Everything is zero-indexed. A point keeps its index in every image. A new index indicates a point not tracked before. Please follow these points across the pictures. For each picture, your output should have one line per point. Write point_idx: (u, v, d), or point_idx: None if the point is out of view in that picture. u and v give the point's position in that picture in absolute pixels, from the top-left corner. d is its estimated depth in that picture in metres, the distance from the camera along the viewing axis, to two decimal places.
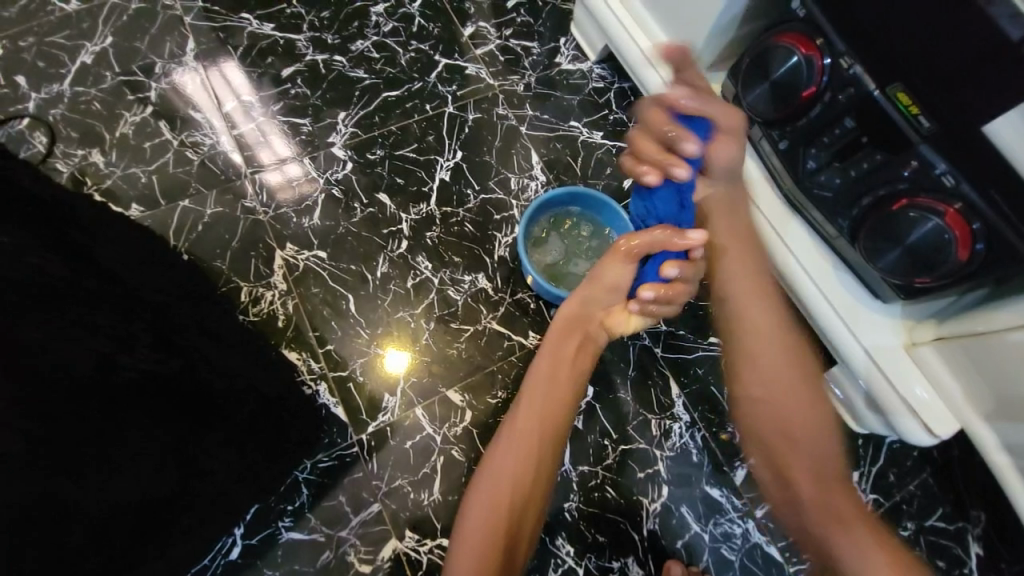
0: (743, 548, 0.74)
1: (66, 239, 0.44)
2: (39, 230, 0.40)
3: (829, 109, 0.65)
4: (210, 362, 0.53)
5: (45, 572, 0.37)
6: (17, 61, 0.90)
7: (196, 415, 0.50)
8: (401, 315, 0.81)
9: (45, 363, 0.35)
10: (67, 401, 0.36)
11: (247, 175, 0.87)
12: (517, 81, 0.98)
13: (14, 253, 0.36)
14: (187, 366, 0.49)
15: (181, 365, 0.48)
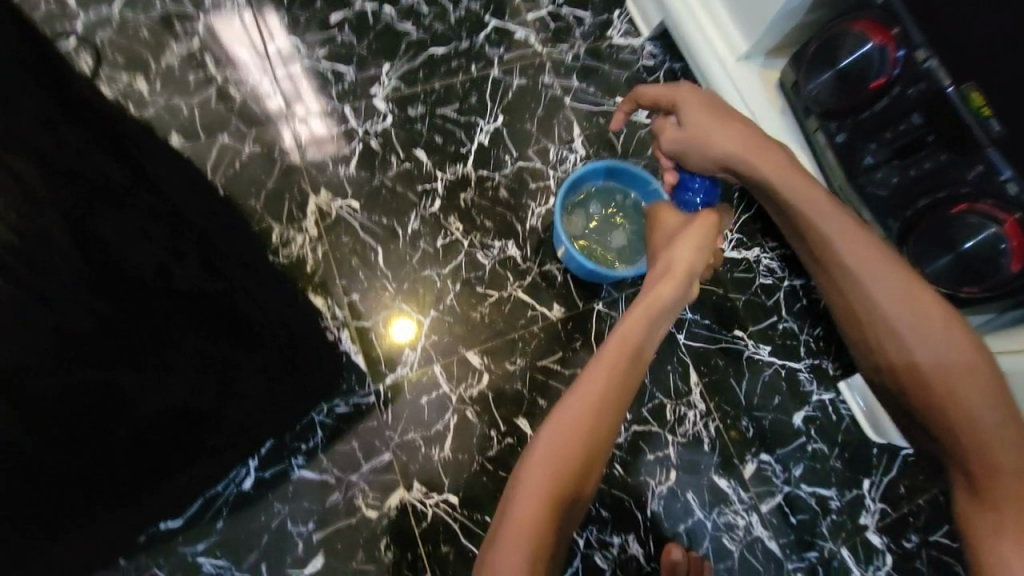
0: (745, 540, 0.74)
1: (124, 150, 0.44)
2: (103, 135, 0.40)
3: (897, 104, 0.62)
4: (248, 292, 0.54)
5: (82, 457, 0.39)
6: None
7: (234, 339, 0.51)
8: (428, 273, 0.81)
9: (108, 260, 0.36)
10: (125, 304, 0.37)
11: (287, 118, 0.87)
12: (567, 51, 0.96)
13: (79, 153, 0.36)
14: (228, 290, 0.50)
15: (222, 288, 0.49)
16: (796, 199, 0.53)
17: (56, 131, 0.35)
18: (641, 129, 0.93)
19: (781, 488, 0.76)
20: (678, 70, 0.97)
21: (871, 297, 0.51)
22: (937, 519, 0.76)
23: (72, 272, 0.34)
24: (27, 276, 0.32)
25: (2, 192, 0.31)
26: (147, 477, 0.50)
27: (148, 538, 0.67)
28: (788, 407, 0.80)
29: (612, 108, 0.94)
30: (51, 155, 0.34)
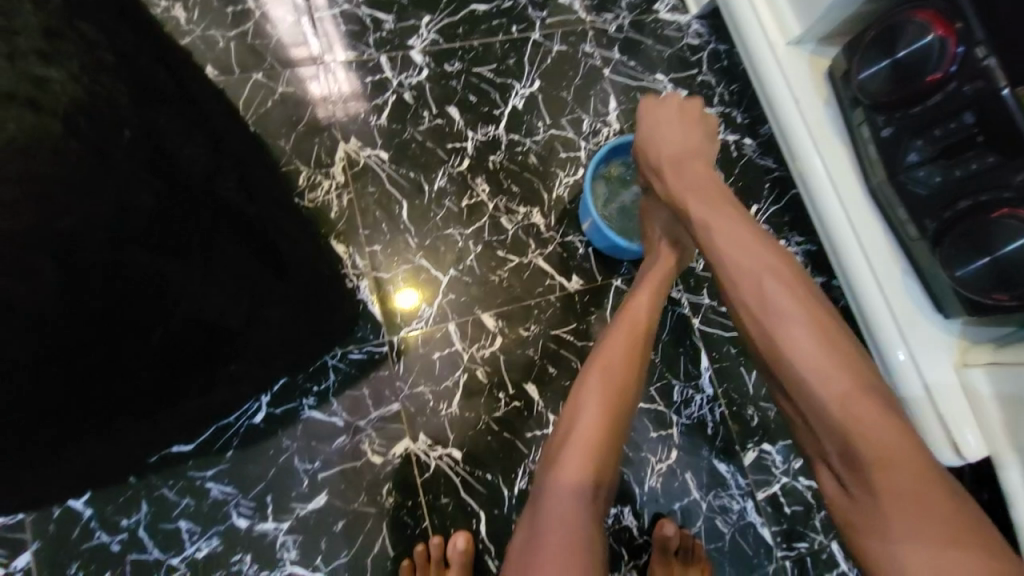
0: (737, 524, 0.76)
1: (171, 62, 0.44)
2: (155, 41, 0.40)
3: (951, 100, 0.60)
4: (279, 224, 0.54)
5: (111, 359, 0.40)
6: None
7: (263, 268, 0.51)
8: (451, 232, 0.80)
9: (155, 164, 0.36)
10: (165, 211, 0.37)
11: (322, 62, 0.85)
12: (611, 21, 0.93)
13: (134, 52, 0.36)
14: (261, 217, 0.50)
15: (256, 214, 0.49)
16: (692, 218, 0.60)
17: (112, 24, 0.34)
18: None
19: (779, 478, 0.77)
20: (723, 52, 0.95)
21: (772, 306, 0.52)
22: None
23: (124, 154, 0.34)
24: (84, 156, 0.31)
25: (62, 54, 0.31)
26: (169, 393, 0.52)
27: (159, 460, 0.68)
28: None
29: (651, 84, 0.92)
30: (110, 46, 0.33)
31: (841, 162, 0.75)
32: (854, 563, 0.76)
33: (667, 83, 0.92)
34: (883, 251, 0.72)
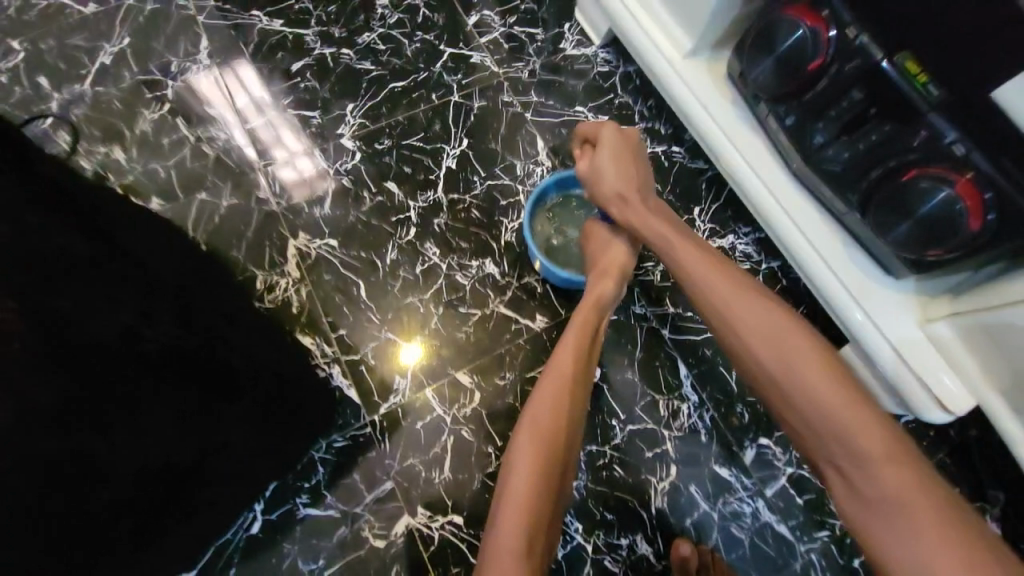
0: (753, 527, 0.74)
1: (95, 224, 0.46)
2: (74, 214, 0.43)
3: (836, 81, 0.64)
4: (230, 343, 0.57)
5: (64, 525, 0.41)
6: (43, 64, 0.94)
7: (215, 391, 0.53)
8: (411, 300, 0.82)
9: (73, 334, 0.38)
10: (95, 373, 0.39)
11: (260, 169, 0.90)
12: (523, 69, 0.99)
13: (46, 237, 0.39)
14: (205, 345, 0.52)
15: (199, 343, 0.51)
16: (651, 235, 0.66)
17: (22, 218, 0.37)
18: None
19: (783, 470, 0.77)
20: (633, 72, 1.00)
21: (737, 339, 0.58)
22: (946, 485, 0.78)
23: (23, 351, 0.34)
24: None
25: None
26: (151, 533, 0.52)
27: None
28: None
29: (573, 117, 0.96)
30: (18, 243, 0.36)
31: (761, 152, 0.79)
32: None
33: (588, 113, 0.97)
34: (821, 228, 0.75)
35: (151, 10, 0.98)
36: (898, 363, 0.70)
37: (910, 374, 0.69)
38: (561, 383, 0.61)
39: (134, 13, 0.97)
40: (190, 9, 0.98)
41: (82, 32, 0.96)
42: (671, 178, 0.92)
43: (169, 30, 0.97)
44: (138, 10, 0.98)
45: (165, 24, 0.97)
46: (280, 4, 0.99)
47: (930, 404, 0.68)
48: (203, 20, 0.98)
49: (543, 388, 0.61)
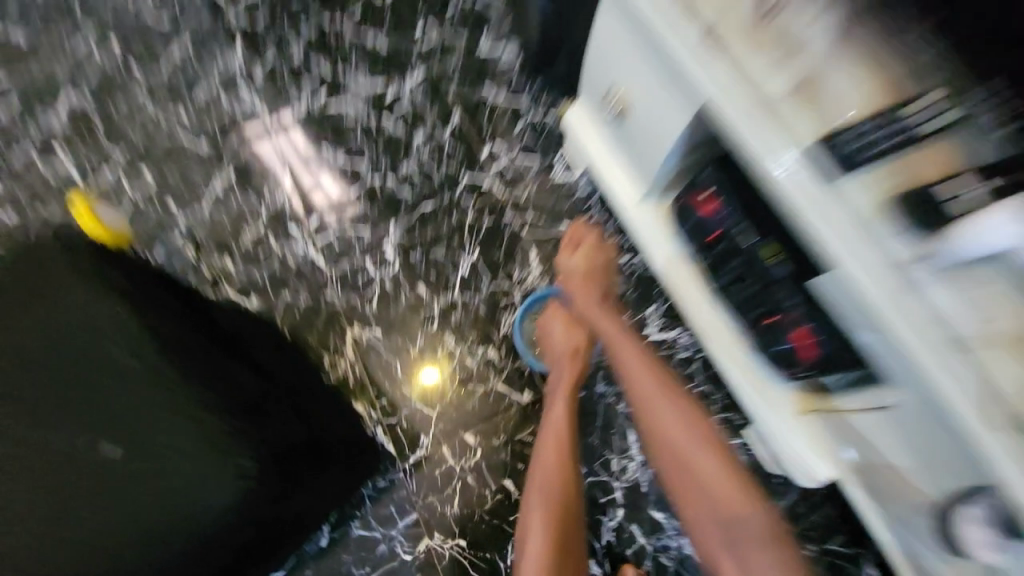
0: (678, 557, 1.01)
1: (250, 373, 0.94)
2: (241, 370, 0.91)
3: (729, 245, 0.90)
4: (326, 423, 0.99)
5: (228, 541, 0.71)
6: (174, 192, 1.31)
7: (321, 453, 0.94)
8: (433, 377, 1.13)
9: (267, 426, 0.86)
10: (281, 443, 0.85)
11: (327, 273, 1.24)
12: (521, 194, 1.31)
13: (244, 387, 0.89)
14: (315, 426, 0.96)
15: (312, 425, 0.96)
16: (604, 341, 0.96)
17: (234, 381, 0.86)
18: None
19: None
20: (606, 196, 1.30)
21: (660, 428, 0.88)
22: (829, 530, 1.04)
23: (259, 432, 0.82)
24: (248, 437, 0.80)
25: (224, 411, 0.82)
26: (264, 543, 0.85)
27: None
28: None
29: (559, 232, 1.27)
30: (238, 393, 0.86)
31: (689, 275, 1.06)
32: None
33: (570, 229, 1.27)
34: (731, 337, 1.01)
35: (253, 152, 1.36)
36: (785, 443, 0.96)
37: (793, 452, 0.95)
38: (555, 439, 0.96)
39: (241, 154, 1.36)
40: (281, 150, 1.36)
41: (203, 168, 1.33)
42: (632, 282, 1.20)
43: (265, 166, 1.35)
44: (244, 152, 1.36)
45: (263, 162, 1.35)
46: (345, 146, 1.37)
47: (807, 473, 0.95)
48: (290, 158, 1.36)
49: (545, 452, 0.96)
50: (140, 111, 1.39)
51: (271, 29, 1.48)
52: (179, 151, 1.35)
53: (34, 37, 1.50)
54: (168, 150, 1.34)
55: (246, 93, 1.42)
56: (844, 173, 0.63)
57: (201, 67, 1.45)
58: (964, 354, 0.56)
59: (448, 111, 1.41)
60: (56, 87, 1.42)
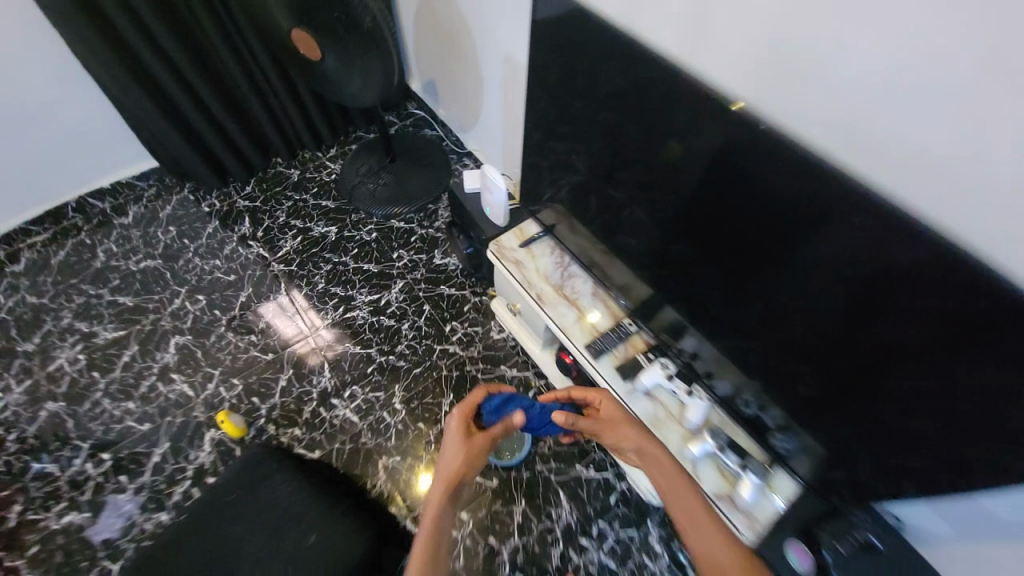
0: (599, 564, 1.71)
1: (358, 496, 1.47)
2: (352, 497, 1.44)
3: (581, 378, 1.73)
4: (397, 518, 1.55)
5: None
6: (254, 389, 2.06)
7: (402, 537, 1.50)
8: (438, 480, 1.86)
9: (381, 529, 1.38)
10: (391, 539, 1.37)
11: (361, 424, 1.98)
12: (473, 351, 2.15)
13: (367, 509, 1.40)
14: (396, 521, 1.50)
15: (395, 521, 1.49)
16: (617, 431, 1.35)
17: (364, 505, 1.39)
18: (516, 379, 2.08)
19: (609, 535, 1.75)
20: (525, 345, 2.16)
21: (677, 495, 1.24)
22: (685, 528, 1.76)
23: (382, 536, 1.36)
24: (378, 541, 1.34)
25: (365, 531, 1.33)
26: None
27: None
28: (604, 495, 1.82)
29: (500, 372, 2.10)
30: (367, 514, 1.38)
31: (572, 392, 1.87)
32: (653, 560, 1.71)
33: (507, 369, 2.11)
34: None
35: (301, 352, 2.15)
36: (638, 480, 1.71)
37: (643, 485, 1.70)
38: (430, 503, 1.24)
39: (293, 355, 2.14)
40: (319, 348, 2.17)
41: (271, 369, 2.11)
42: None
43: (310, 360, 2.13)
44: (295, 353, 2.15)
45: (308, 358, 2.14)
46: (359, 337, 2.20)
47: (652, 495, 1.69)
48: (325, 352, 2.15)
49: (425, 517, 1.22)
50: (223, 338, 2.19)
51: (303, 271, 2.39)
52: (254, 361, 2.13)
53: (141, 299, 2.29)
54: (247, 362, 2.12)
55: (291, 314, 2.26)
56: (602, 357, 1.48)
57: (259, 302, 2.29)
58: (657, 431, 1.40)
59: (421, 305, 2.28)
60: (163, 332, 2.20)
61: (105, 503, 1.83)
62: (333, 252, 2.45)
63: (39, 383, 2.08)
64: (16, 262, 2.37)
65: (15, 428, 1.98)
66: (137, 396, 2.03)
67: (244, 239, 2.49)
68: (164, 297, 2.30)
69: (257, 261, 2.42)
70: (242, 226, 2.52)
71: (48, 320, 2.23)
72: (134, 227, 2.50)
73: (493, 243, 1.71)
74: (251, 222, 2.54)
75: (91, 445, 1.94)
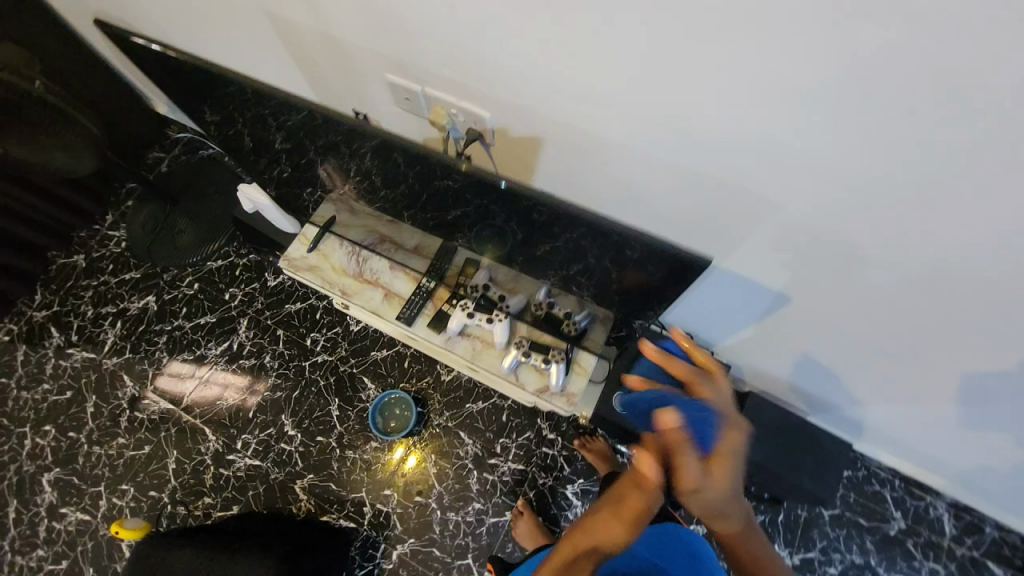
0: (510, 471, 1.99)
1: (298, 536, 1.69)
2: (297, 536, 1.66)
3: None
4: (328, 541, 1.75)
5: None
6: (148, 484, 2.04)
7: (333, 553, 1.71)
8: (355, 475, 2.02)
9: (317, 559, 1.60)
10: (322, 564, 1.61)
11: (265, 462, 2.06)
12: (340, 352, 2.22)
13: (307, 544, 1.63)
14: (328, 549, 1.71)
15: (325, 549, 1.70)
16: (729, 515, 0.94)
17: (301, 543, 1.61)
18: (386, 358, 2.19)
19: (511, 444, 2.03)
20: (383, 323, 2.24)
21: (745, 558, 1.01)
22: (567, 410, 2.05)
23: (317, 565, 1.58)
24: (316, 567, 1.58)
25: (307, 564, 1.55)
26: None
27: None
28: (498, 416, 2.07)
29: (372, 357, 2.20)
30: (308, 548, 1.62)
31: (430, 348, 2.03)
32: (551, 443, 2.02)
33: (378, 351, 2.21)
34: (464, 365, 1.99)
35: (177, 430, 2.13)
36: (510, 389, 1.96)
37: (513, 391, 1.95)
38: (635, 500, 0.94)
39: (170, 436, 2.12)
40: (193, 417, 2.15)
41: (155, 459, 2.08)
42: (421, 360, 2.17)
43: (192, 433, 2.12)
44: (171, 433, 2.12)
45: (187, 432, 2.12)
46: (228, 389, 2.18)
47: None
48: (200, 419, 2.14)
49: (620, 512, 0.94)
50: (91, 455, 2.10)
51: (140, 354, 2.27)
52: (138, 458, 2.09)
53: None
54: (131, 462, 2.08)
55: (149, 401, 2.18)
56: (414, 321, 1.59)
57: (109, 404, 2.18)
58: (477, 363, 1.54)
59: (274, 332, 2.28)
60: (30, 477, 2.08)
61: None
62: (162, 321, 2.33)
63: None
64: None
65: None
66: (40, 542, 1.98)
67: (61, 350, 2.29)
68: (10, 444, 2.14)
69: (88, 364, 2.26)
70: (51, 338, 2.31)
71: None
72: None
73: (282, 261, 1.70)
74: (59, 331, 2.32)
75: None
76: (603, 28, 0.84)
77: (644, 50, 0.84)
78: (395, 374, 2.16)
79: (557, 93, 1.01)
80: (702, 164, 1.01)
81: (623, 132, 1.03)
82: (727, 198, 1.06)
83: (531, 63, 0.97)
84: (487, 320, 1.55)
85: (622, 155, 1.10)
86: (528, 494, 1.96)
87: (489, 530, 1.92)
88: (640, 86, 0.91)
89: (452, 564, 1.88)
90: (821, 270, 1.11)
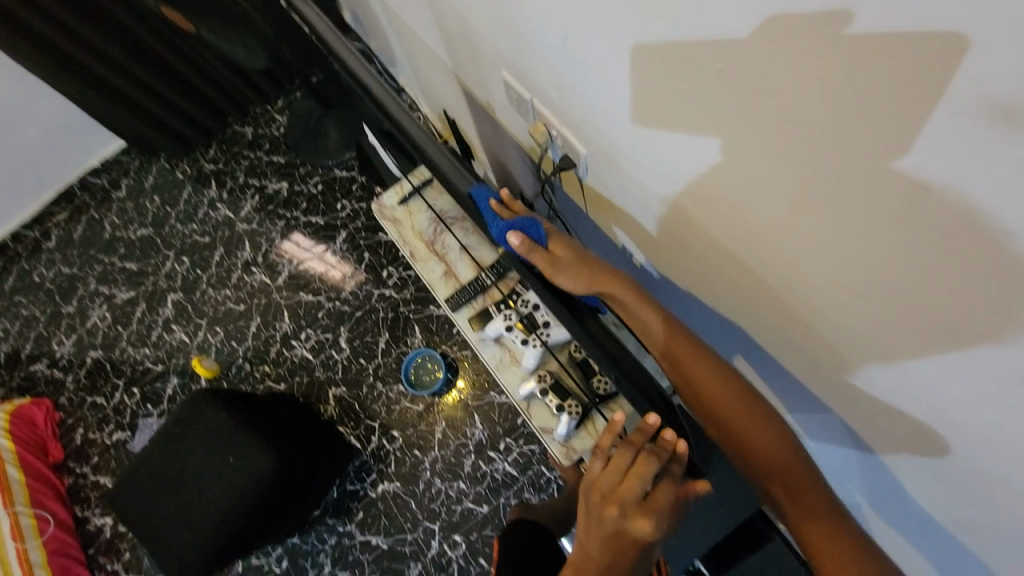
0: (503, 471, 2.03)
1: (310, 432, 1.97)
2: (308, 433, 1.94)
3: None
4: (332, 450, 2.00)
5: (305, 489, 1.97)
6: (230, 334, 2.47)
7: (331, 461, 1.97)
8: (376, 405, 2.21)
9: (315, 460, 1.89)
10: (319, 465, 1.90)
11: (315, 359, 2.35)
12: (406, 293, 2.36)
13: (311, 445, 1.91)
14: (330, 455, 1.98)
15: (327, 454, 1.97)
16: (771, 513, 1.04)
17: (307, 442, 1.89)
18: (441, 317, 2.28)
19: (515, 447, 2.05)
20: None
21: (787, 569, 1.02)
22: None
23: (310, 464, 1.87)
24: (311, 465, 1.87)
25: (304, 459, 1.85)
26: None
27: (314, 517, 2.09)
28: (513, 416, 2.08)
29: (429, 311, 2.31)
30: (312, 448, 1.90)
31: None
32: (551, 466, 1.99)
33: (436, 308, 2.30)
34: None
35: (265, 302, 2.50)
36: None
37: None
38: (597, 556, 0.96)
39: (258, 304, 2.50)
40: (278, 297, 2.49)
41: (242, 318, 2.49)
42: None
43: (273, 310, 2.47)
44: (260, 303, 2.50)
45: (271, 307, 2.48)
46: (311, 286, 2.47)
47: None
48: (283, 301, 2.48)
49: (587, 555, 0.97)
50: (204, 293, 2.58)
51: (261, 228, 2.65)
52: (232, 311, 2.51)
53: (141, 264, 2.72)
54: (227, 312, 2.51)
55: (254, 270, 2.57)
56: (460, 310, 1.59)
57: (228, 259, 2.62)
58: (500, 374, 1.53)
59: (362, 253, 2.48)
60: (161, 291, 2.63)
61: (139, 423, 2.42)
62: (285, 207, 2.66)
63: (83, 336, 2.64)
64: (48, 239, 2.86)
65: (72, 370, 2.58)
66: (152, 343, 2.54)
67: (212, 201, 2.76)
68: (157, 261, 2.70)
69: (225, 221, 2.70)
70: (209, 189, 2.79)
71: (80, 286, 2.74)
72: (127, 200, 2.87)
73: (374, 204, 1.78)
74: (215, 185, 2.79)
75: (127, 380, 2.50)
76: (805, 39, 0.55)
77: (862, 89, 0.54)
78: (442, 336, 2.25)
79: (662, 147, 0.88)
80: (813, 284, 0.84)
81: (725, 217, 0.89)
82: (844, 314, 0.81)
83: (679, 63, 0.72)
84: (523, 338, 1.52)
85: (718, 237, 0.95)
86: (510, 499, 1.99)
87: (462, 511, 2.01)
88: (759, 179, 0.75)
89: (421, 522, 2.03)
90: (896, 432, 0.92)
